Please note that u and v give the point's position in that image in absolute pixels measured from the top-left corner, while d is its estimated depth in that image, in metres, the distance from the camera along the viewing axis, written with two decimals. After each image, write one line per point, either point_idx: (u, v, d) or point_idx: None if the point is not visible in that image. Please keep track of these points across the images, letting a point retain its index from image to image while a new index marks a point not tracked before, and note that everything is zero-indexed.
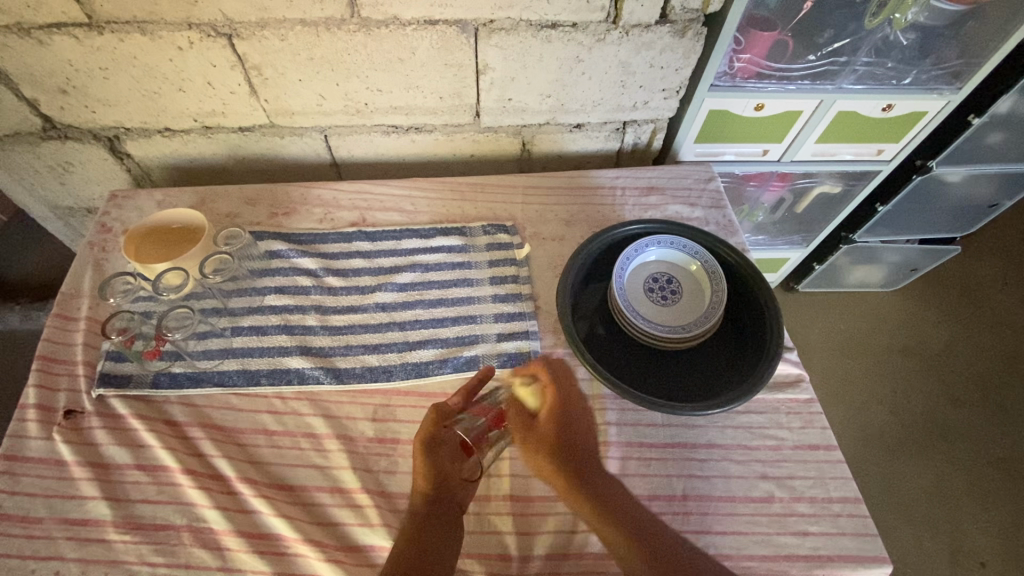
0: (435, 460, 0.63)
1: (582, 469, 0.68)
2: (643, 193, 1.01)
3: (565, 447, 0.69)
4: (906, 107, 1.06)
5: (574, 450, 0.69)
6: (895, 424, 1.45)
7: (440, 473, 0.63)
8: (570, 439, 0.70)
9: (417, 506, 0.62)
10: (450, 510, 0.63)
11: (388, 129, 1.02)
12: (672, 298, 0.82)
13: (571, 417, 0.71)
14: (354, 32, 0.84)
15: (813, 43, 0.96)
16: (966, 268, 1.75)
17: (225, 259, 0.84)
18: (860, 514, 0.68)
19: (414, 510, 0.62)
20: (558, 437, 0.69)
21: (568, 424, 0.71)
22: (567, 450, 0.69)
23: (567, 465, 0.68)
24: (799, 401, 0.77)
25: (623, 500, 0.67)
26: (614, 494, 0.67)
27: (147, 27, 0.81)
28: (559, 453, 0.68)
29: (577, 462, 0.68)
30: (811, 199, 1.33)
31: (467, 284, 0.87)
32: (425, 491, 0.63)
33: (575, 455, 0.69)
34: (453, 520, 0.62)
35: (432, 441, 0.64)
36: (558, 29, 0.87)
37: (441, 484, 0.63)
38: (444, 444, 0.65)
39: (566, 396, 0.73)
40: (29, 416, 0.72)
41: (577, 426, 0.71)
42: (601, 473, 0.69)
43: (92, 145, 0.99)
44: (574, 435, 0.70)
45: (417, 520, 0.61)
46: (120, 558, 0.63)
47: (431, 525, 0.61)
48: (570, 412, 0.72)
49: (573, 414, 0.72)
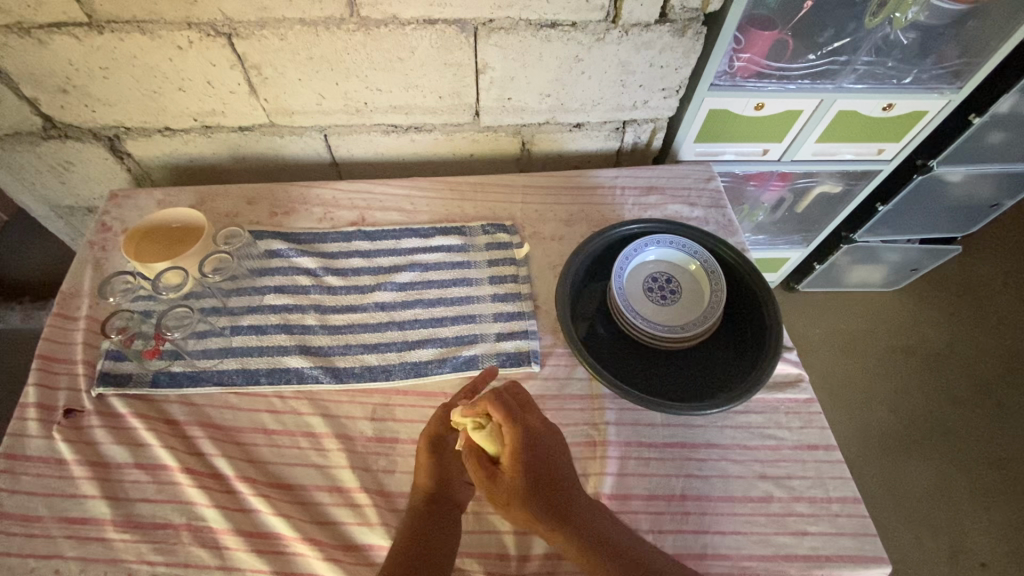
0: (439, 459, 0.65)
1: (564, 508, 0.60)
2: (643, 193, 1.00)
3: (539, 495, 0.59)
4: (907, 106, 1.05)
5: (549, 493, 0.59)
6: (895, 424, 1.45)
7: (442, 471, 0.65)
8: (542, 484, 0.60)
9: (417, 504, 0.64)
10: (450, 509, 0.64)
11: (387, 128, 1.02)
12: (671, 297, 0.82)
13: (537, 455, 0.60)
14: (353, 31, 0.84)
15: (815, 42, 0.96)
16: (968, 268, 1.74)
17: (225, 258, 0.84)
18: (859, 514, 0.68)
19: (415, 508, 0.64)
20: (529, 485, 0.59)
21: (536, 468, 0.60)
22: (541, 497, 0.59)
23: (545, 511, 0.59)
24: (799, 401, 0.77)
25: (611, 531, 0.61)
26: (598, 527, 0.60)
27: (147, 26, 0.81)
28: (535, 499, 0.59)
29: (558, 504, 0.60)
30: (812, 199, 1.33)
31: (466, 283, 0.87)
32: (426, 488, 0.65)
33: (551, 499, 0.59)
34: (453, 520, 0.64)
35: (436, 440, 0.66)
36: (558, 29, 0.87)
37: (442, 483, 0.65)
38: (449, 443, 0.67)
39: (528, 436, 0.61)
40: (29, 415, 0.73)
41: (548, 466, 0.60)
42: (585, 508, 0.61)
43: (92, 144, 0.99)
44: (547, 477, 0.60)
45: (417, 518, 0.63)
46: (119, 557, 0.63)
47: (432, 523, 0.62)
48: (539, 454, 0.61)
49: (541, 454, 0.61)
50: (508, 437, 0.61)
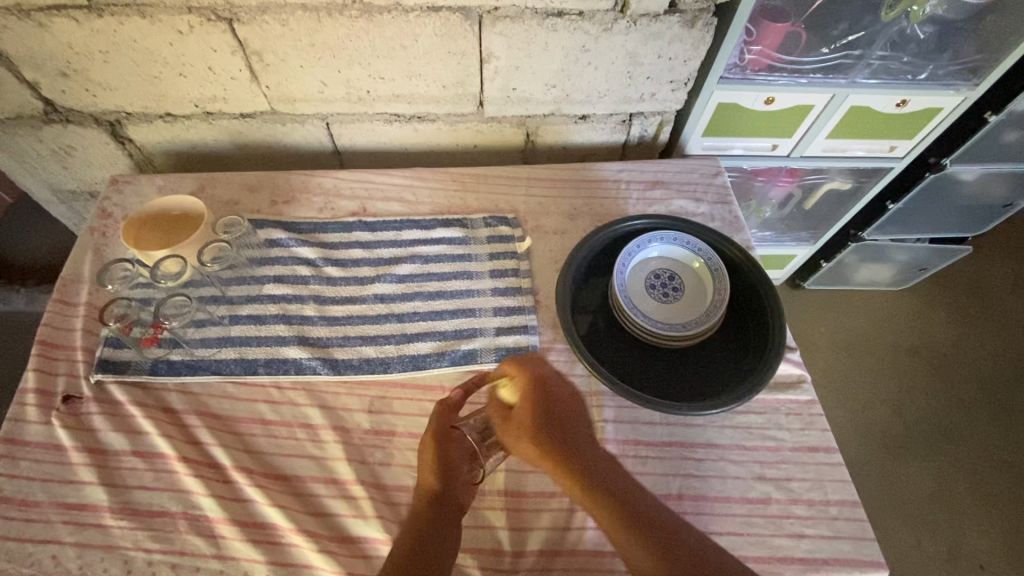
0: (443, 452, 0.64)
1: (568, 443, 0.58)
2: (647, 187, 0.99)
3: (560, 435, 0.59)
4: (920, 103, 1.03)
5: (555, 423, 0.60)
6: (899, 425, 1.44)
7: (447, 468, 0.64)
8: (551, 414, 0.61)
9: (422, 505, 0.62)
10: (452, 511, 0.63)
11: (390, 118, 1.01)
12: (674, 295, 0.81)
13: (550, 396, 0.63)
14: (356, 18, 0.82)
15: (827, 36, 0.94)
16: (978, 269, 1.72)
17: (223, 247, 0.83)
18: (857, 517, 0.68)
19: (417, 510, 0.62)
20: (538, 412, 0.60)
21: (548, 396, 0.62)
22: (548, 419, 0.60)
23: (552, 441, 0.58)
24: (800, 403, 0.76)
25: (617, 476, 0.57)
26: (612, 473, 0.57)
27: (148, 10, 0.80)
28: (541, 428, 0.59)
29: (559, 434, 0.59)
30: (820, 196, 1.31)
31: (467, 277, 0.86)
32: (429, 488, 0.63)
33: (560, 427, 0.60)
34: (455, 521, 0.62)
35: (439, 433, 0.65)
36: (565, 18, 0.85)
37: (447, 480, 0.64)
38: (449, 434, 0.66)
39: (542, 385, 0.63)
40: (28, 400, 0.73)
41: (565, 403, 0.63)
42: (601, 456, 0.59)
43: (94, 129, 0.99)
44: (558, 416, 0.61)
45: (425, 522, 0.61)
46: (116, 543, 0.64)
47: (432, 525, 0.60)
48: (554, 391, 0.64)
49: (555, 393, 0.63)
50: (521, 381, 0.64)
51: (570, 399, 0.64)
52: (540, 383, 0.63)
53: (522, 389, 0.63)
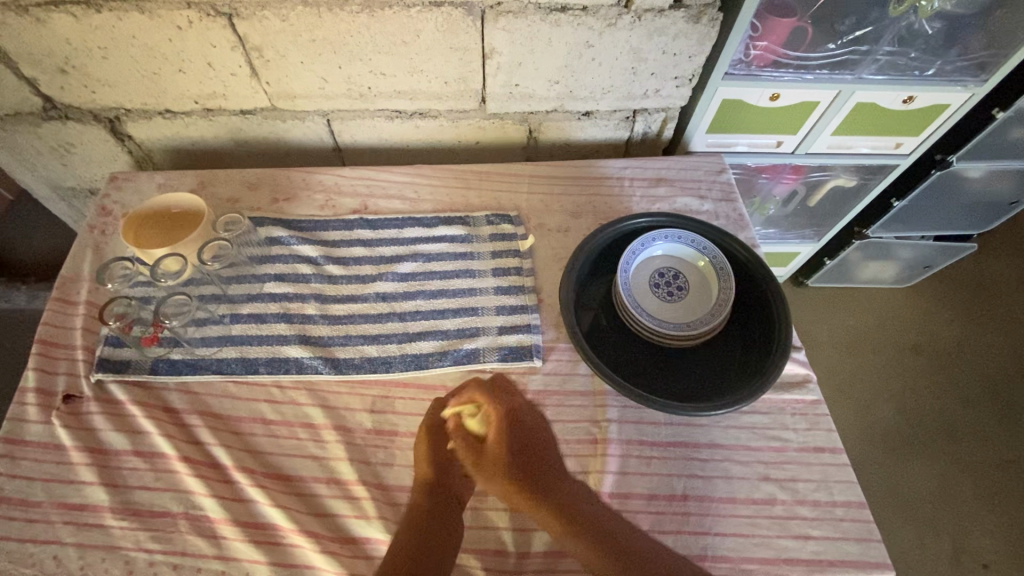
0: (437, 447, 0.66)
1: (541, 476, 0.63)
2: (651, 184, 0.98)
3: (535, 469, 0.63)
4: (928, 98, 1.02)
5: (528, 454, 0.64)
6: (902, 423, 1.43)
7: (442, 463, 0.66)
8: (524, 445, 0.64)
9: (421, 499, 0.64)
10: (450, 503, 0.64)
11: (391, 114, 1.00)
12: (678, 294, 0.80)
13: (522, 426, 0.66)
14: (357, 13, 0.81)
15: (834, 30, 0.93)
16: (982, 267, 1.71)
17: (224, 245, 0.82)
18: (863, 518, 0.67)
19: (416, 505, 0.63)
20: (511, 447, 0.63)
21: (518, 428, 0.66)
22: (519, 453, 0.63)
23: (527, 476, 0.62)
24: (806, 403, 0.76)
25: (588, 506, 0.62)
26: (583, 503, 0.62)
27: (147, 5, 0.79)
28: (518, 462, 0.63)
29: (534, 467, 0.63)
30: (825, 192, 1.29)
31: (469, 275, 0.86)
32: (426, 484, 0.64)
33: (534, 458, 0.64)
34: (454, 514, 0.63)
35: (434, 429, 0.68)
36: (568, 13, 0.84)
37: (443, 474, 0.65)
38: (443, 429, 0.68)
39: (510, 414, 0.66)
40: (28, 400, 0.72)
41: (535, 431, 0.67)
42: (570, 484, 0.64)
43: (93, 126, 0.98)
44: (530, 446, 0.65)
45: (424, 518, 0.62)
46: (117, 544, 0.63)
47: (430, 518, 0.62)
48: (525, 421, 0.67)
49: (527, 421, 0.67)
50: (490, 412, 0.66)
51: (538, 424, 0.68)
52: (511, 415, 0.66)
53: (490, 423, 0.65)
